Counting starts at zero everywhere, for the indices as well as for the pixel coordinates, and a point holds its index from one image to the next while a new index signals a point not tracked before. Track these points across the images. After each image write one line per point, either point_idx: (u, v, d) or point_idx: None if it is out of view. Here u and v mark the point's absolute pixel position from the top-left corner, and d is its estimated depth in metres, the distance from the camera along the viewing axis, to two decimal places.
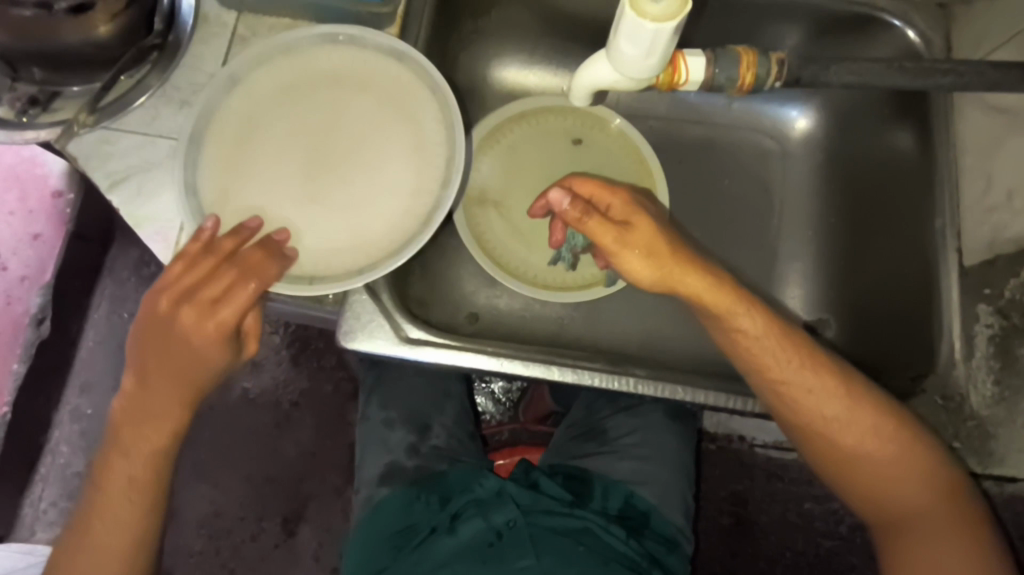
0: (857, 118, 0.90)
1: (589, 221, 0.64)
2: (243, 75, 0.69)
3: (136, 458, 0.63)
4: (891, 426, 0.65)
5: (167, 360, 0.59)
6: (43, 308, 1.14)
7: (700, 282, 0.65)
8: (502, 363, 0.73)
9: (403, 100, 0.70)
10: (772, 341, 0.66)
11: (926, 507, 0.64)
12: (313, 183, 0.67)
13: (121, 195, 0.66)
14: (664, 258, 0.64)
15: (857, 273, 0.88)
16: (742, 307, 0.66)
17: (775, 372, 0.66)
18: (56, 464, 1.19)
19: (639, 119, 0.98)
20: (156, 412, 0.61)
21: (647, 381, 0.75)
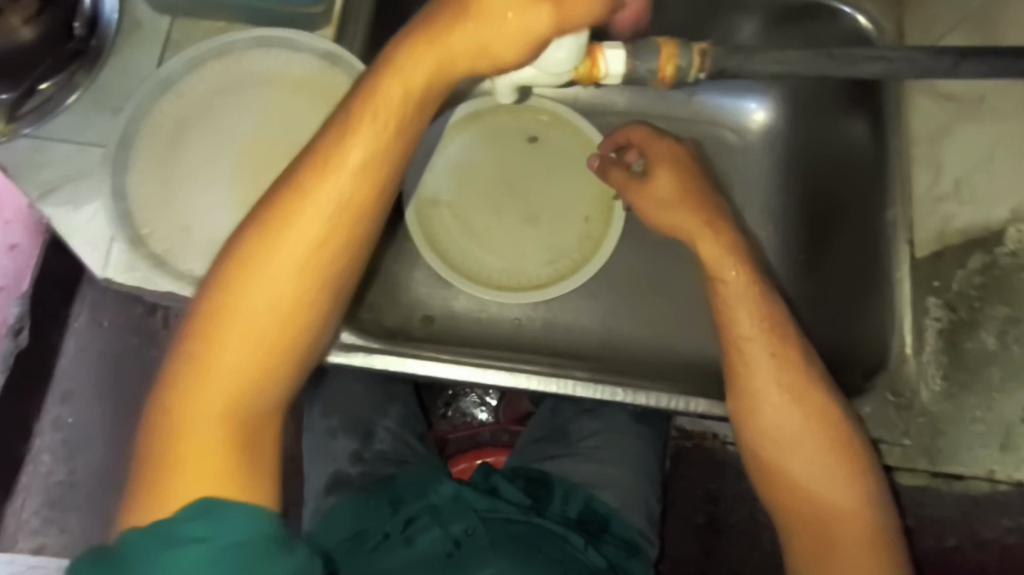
0: (815, 109, 0.88)
1: (615, 172, 0.81)
2: (176, 75, 0.67)
3: (279, 269, 0.55)
4: (838, 416, 0.65)
5: (376, 117, 0.55)
6: (20, 318, 1.10)
7: (702, 235, 0.73)
8: (434, 366, 0.73)
9: (334, 103, 0.69)
10: (742, 295, 0.70)
11: (843, 510, 0.64)
12: (243, 187, 0.67)
13: (53, 203, 0.65)
14: (674, 207, 0.75)
15: (817, 268, 0.86)
16: (729, 261, 0.71)
17: (743, 329, 0.68)
18: (38, 473, 1.14)
19: (598, 115, 0.97)
20: (312, 206, 0.55)
21: (586, 385, 0.75)
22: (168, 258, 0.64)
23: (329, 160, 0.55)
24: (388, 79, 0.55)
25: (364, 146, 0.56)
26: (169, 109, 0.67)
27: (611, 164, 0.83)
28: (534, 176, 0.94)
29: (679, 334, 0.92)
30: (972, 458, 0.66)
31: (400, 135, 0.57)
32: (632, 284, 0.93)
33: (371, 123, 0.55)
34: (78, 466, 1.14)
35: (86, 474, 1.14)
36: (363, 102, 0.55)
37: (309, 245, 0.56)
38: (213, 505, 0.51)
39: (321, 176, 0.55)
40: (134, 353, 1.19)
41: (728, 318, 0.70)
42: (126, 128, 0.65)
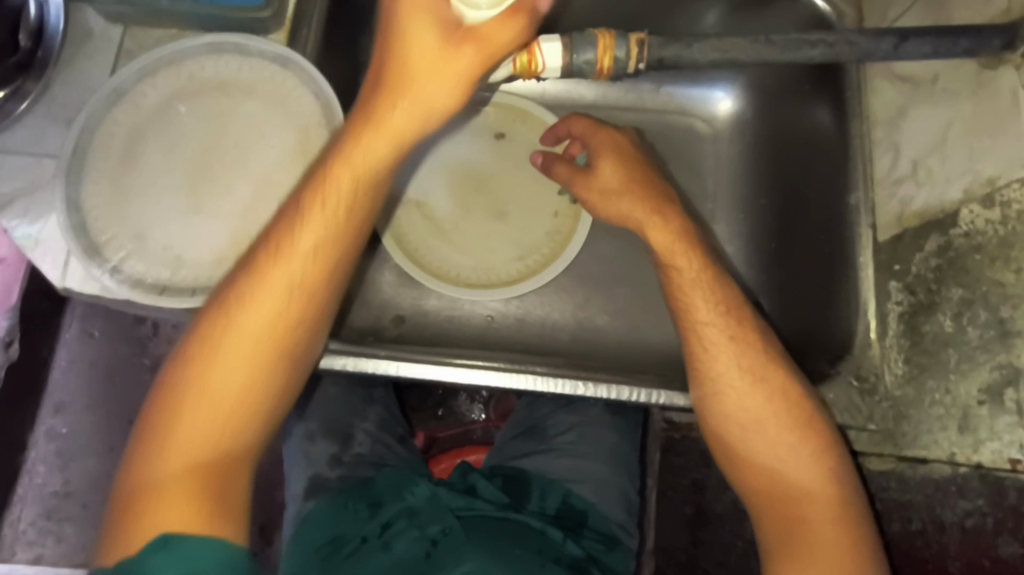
0: (780, 96, 0.87)
1: (557, 167, 0.82)
2: (126, 84, 0.67)
3: (236, 343, 0.57)
4: (799, 400, 0.65)
5: (327, 202, 0.58)
6: (11, 332, 0.98)
7: (650, 217, 0.73)
8: (395, 367, 0.74)
9: (287, 106, 0.69)
10: (696, 280, 0.70)
11: (811, 493, 0.62)
12: (197, 195, 0.67)
13: (9, 216, 0.65)
14: (619, 194, 0.75)
15: (784, 256, 0.86)
16: (680, 249, 0.71)
17: (701, 314, 0.68)
18: (33, 484, 1.15)
19: (565, 109, 0.96)
20: (281, 257, 0.58)
21: (545, 378, 0.75)
22: (121, 264, 0.64)
23: (281, 246, 0.58)
24: (333, 170, 0.58)
25: (317, 227, 0.59)
26: (121, 116, 0.67)
27: (555, 159, 0.83)
28: (502, 172, 0.94)
29: (652, 326, 0.91)
30: (934, 440, 0.62)
31: (351, 220, 0.60)
32: (604, 278, 0.93)
33: (323, 209, 0.58)
34: (73, 476, 1.16)
35: (80, 484, 1.16)
36: (313, 190, 0.58)
37: (266, 317, 0.58)
38: (172, 541, 0.51)
39: (275, 261, 0.58)
40: (126, 362, 1.20)
41: (687, 306, 0.69)
42: (79, 140, 0.65)
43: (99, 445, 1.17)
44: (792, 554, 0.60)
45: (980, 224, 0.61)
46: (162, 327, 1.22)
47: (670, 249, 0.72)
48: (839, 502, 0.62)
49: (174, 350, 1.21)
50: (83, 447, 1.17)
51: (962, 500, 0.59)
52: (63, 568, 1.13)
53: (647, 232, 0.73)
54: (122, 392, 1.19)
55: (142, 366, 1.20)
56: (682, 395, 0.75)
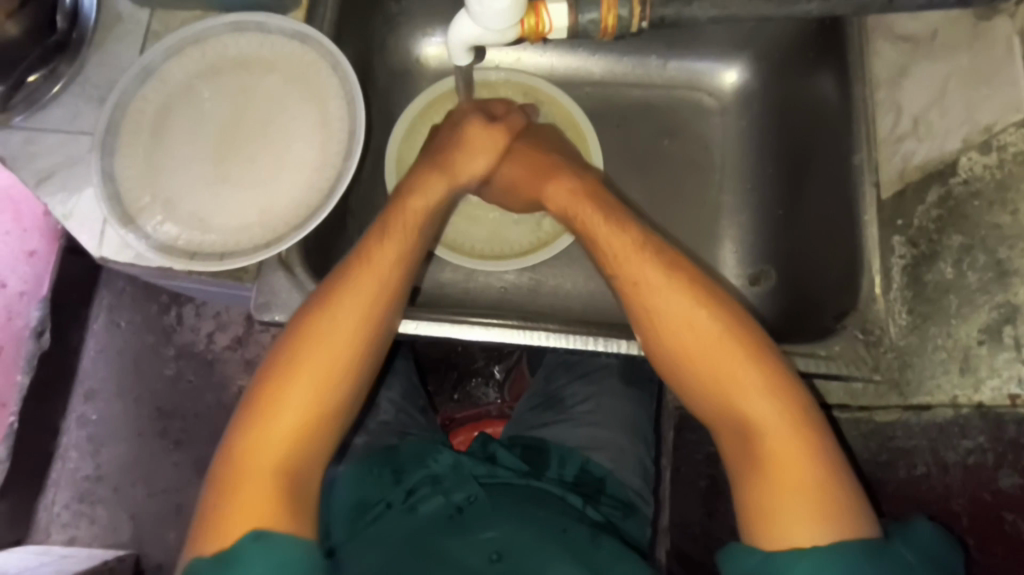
0: (787, 65, 0.89)
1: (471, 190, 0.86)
2: (156, 62, 0.71)
3: (332, 338, 0.64)
4: (719, 315, 0.65)
5: (404, 225, 0.71)
6: (42, 321, 1.15)
7: (559, 189, 0.78)
8: (416, 326, 0.78)
9: (306, 81, 0.73)
10: (607, 229, 0.72)
11: (755, 407, 0.61)
12: (223, 166, 0.70)
13: (49, 191, 0.70)
14: (530, 185, 0.81)
15: (792, 224, 0.87)
16: (595, 212, 0.74)
17: (614, 250, 0.71)
18: (67, 469, 1.20)
19: (575, 87, 0.99)
20: (372, 266, 0.67)
21: (558, 334, 0.79)
22: (157, 233, 0.68)
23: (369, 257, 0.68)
24: (407, 206, 0.74)
25: (396, 244, 0.69)
26: (151, 93, 0.71)
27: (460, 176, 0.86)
28: None
29: None
30: (936, 385, 0.64)
31: (416, 243, 0.71)
32: None
33: (398, 229, 0.71)
34: (104, 460, 1.20)
35: (110, 468, 1.20)
36: (393, 218, 0.72)
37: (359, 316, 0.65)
38: (262, 535, 0.55)
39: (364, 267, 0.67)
40: (151, 352, 1.24)
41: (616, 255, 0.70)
42: (112, 117, 0.69)
43: (127, 431, 1.21)
44: (757, 476, 0.58)
45: (978, 170, 0.63)
46: (186, 315, 1.26)
47: (571, 214, 0.76)
48: (785, 416, 0.60)
49: (198, 338, 1.25)
50: (112, 432, 1.21)
51: (964, 439, 0.60)
52: (97, 548, 1.17)
53: (546, 201, 0.79)
54: (149, 378, 1.23)
55: (167, 354, 1.24)
56: None
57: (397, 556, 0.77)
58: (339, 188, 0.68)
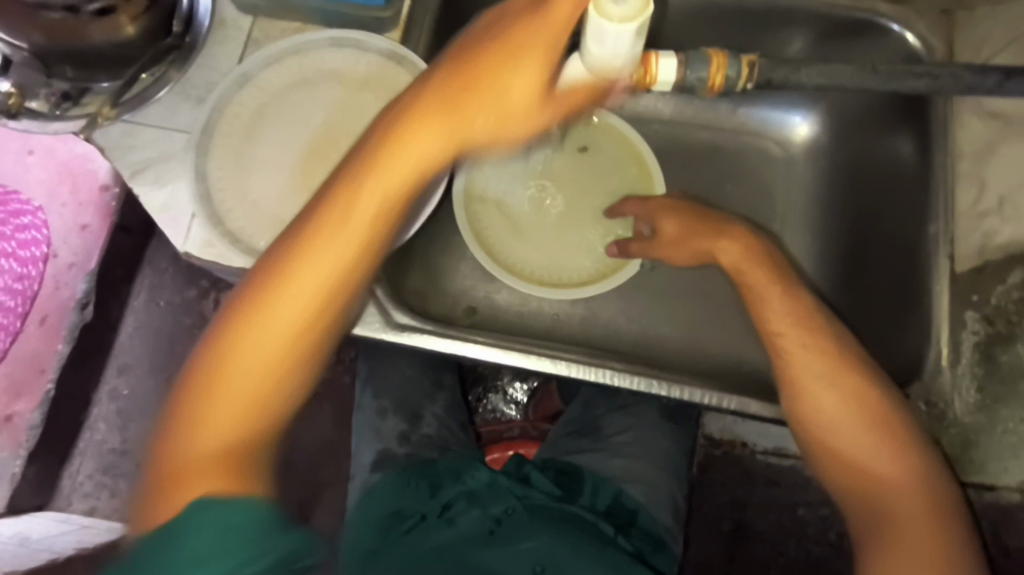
0: (860, 126, 0.90)
1: (631, 247, 0.90)
2: (254, 69, 0.74)
3: (283, 309, 0.56)
4: (870, 394, 0.69)
5: (388, 166, 0.57)
6: (88, 293, 1.08)
7: (717, 240, 0.82)
8: (485, 353, 0.77)
9: (398, 101, 0.74)
10: (782, 299, 0.75)
11: (898, 490, 0.65)
12: (310, 176, 0.72)
13: (142, 183, 0.72)
14: (687, 237, 0.85)
15: (852, 282, 0.88)
16: (775, 288, 0.76)
17: (774, 325, 0.74)
18: (92, 439, 1.17)
19: (642, 122, 1.00)
20: (338, 217, 0.57)
21: (624, 374, 0.79)
22: (242, 236, 0.70)
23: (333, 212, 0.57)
24: (397, 138, 0.57)
25: (375, 192, 0.57)
26: (247, 98, 0.73)
27: (625, 240, 0.91)
28: (580, 182, 0.98)
29: (713, 342, 0.94)
30: (1003, 468, 0.72)
31: (402, 192, 0.58)
32: (674, 289, 0.96)
33: (382, 167, 0.57)
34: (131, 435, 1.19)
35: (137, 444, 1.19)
36: (374, 152, 0.58)
37: (313, 290, 0.56)
38: (205, 510, 0.50)
39: (329, 224, 0.57)
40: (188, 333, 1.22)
41: (772, 331, 0.74)
42: (210, 119, 0.72)
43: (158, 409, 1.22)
44: (884, 542, 0.63)
45: None
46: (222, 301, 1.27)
47: (738, 269, 0.80)
48: (923, 506, 0.65)
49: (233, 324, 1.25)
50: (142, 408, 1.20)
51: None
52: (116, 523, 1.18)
53: (717, 254, 0.82)
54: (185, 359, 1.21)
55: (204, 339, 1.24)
56: (752, 401, 0.78)
57: (435, 562, 0.79)
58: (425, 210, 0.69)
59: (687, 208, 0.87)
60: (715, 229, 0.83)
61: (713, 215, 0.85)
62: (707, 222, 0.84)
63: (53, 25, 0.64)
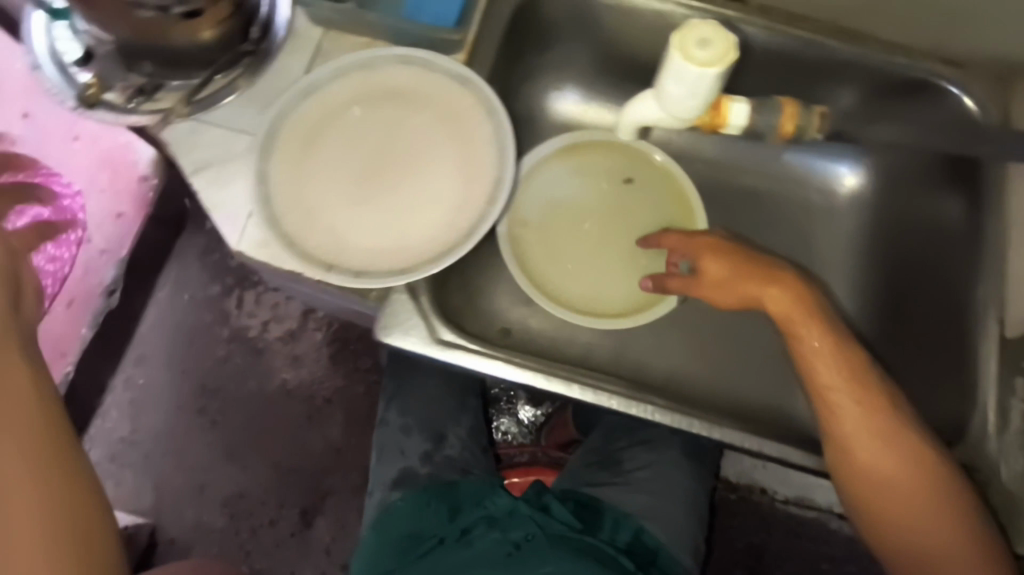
0: (907, 182, 0.90)
1: (668, 284, 0.85)
2: (321, 80, 0.74)
3: None
4: (923, 457, 0.69)
5: None
6: (116, 281, 1.23)
7: (767, 288, 0.77)
8: (525, 375, 0.73)
9: (459, 121, 0.75)
10: (828, 351, 0.73)
11: (953, 551, 0.67)
12: (368, 189, 0.73)
13: (203, 180, 0.73)
14: (735, 282, 0.79)
15: (896, 342, 0.89)
16: (812, 329, 0.74)
17: (824, 379, 0.73)
18: (104, 427, 1.34)
19: (687, 161, 1.01)
20: None
21: (664, 410, 0.75)
22: (298, 240, 0.70)
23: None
24: None
25: None
26: (311, 107, 0.74)
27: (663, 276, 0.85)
28: (622, 214, 0.98)
29: (744, 385, 0.94)
30: None
31: None
32: (709, 329, 0.96)
33: None
34: (141, 425, 1.35)
35: (145, 434, 1.34)
36: None
37: None
38: None
39: None
40: (206, 329, 1.38)
41: (822, 385, 0.73)
42: (276, 123, 0.73)
43: (169, 403, 1.36)
44: None
45: None
46: (245, 300, 1.39)
47: (788, 321, 0.76)
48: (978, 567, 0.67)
49: (253, 325, 1.39)
50: (153, 400, 1.35)
51: None
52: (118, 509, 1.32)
53: (766, 302, 0.78)
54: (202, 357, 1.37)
55: (220, 336, 1.38)
56: (796, 451, 0.76)
57: None
58: (479, 230, 0.69)
59: (733, 249, 0.81)
60: (766, 277, 0.78)
61: (762, 260, 0.80)
62: (757, 267, 0.79)
63: (142, 22, 0.63)
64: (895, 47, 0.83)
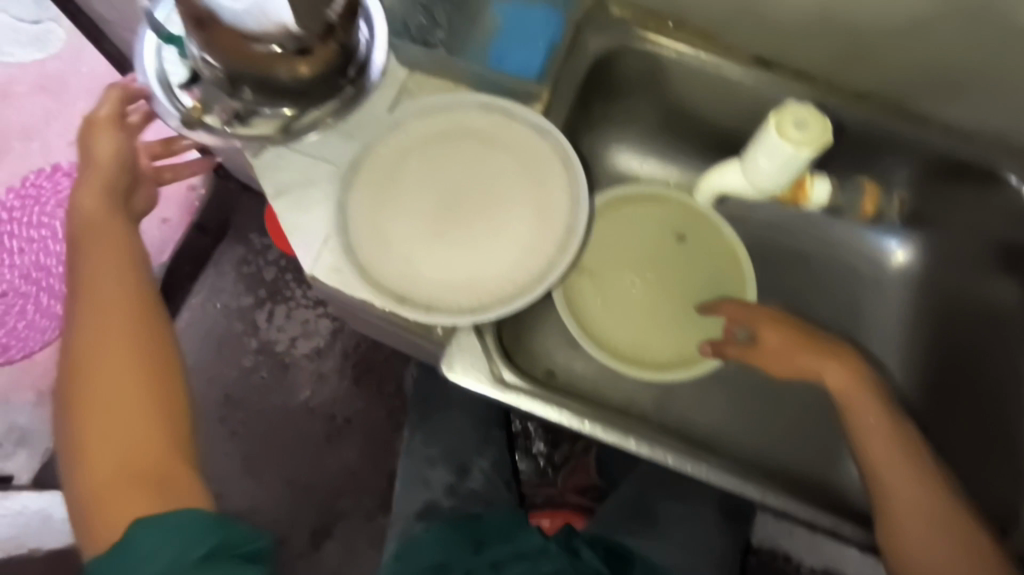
0: (958, 264, 0.92)
1: (727, 350, 0.89)
2: (404, 118, 0.78)
3: (114, 271, 0.71)
4: (976, 543, 0.70)
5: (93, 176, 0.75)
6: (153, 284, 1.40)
7: (824, 363, 0.82)
8: (582, 424, 0.73)
9: (535, 170, 0.77)
10: (886, 430, 0.77)
11: None
12: (442, 226, 0.76)
13: (284, 203, 0.76)
14: (796, 354, 0.84)
15: (937, 420, 0.92)
16: (869, 405, 0.79)
17: (880, 455, 0.76)
18: None
19: (738, 221, 1.03)
20: (90, 206, 0.73)
21: (721, 472, 0.74)
22: (373, 270, 0.73)
23: (82, 233, 0.73)
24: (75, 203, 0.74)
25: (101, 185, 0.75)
26: (394, 143, 0.77)
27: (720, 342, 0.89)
28: (675, 271, 1.00)
29: (785, 450, 0.95)
30: None
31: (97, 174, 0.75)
32: (750, 391, 0.98)
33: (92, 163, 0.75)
34: None
35: None
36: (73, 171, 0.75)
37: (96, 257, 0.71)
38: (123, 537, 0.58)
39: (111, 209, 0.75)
40: (236, 339, 1.40)
41: (877, 464, 0.76)
42: (360, 157, 0.76)
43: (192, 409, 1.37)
44: None
45: None
46: (276, 314, 1.41)
47: (843, 397, 0.81)
48: None
49: (281, 339, 1.41)
50: None
51: None
52: None
53: (824, 376, 0.82)
54: (227, 365, 1.39)
55: (249, 346, 1.40)
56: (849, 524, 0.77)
57: None
58: (551, 277, 0.71)
59: (791, 323, 0.87)
60: (828, 352, 0.83)
61: (817, 334, 0.85)
62: (818, 342, 0.84)
63: (258, 56, 0.64)
64: (959, 132, 0.84)
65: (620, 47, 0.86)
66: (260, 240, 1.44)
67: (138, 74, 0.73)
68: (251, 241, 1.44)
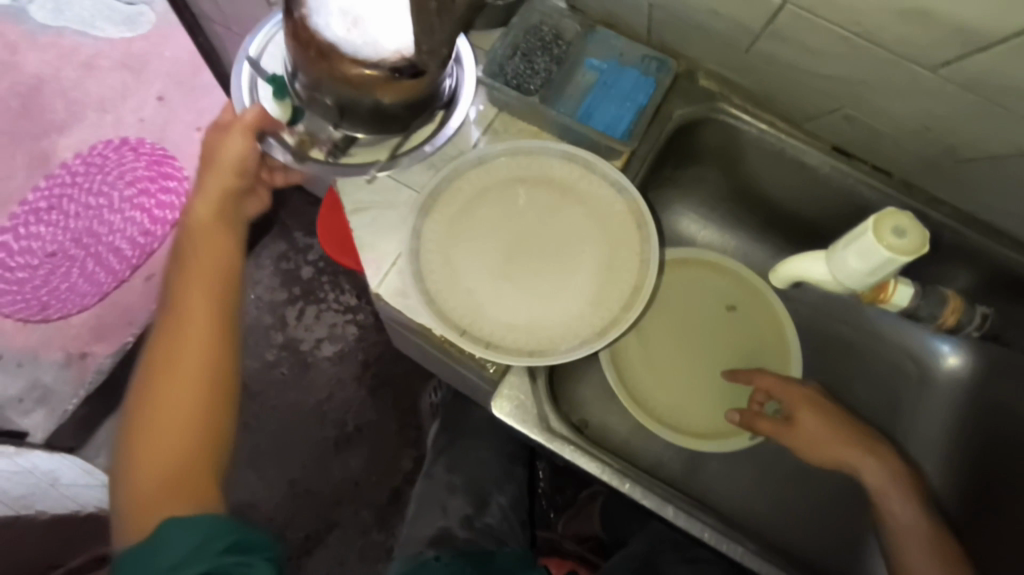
0: (1009, 378, 0.90)
1: (759, 424, 0.85)
2: (489, 154, 0.80)
3: (201, 293, 0.68)
4: None
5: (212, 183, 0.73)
6: None
7: (863, 458, 0.81)
8: (623, 484, 0.73)
9: (609, 226, 0.79)
10: (925, 540, 0.76)
11: None
12: (509, 266, 0.77)
13: (359, 220, 0.78)
14: (837, 445, 0.82)
15: (975, 535, 0.89)
16: (906, 503, 0.79)
17: (916, 562, 0.75)
18: None
19: (788, 301, 1.03)
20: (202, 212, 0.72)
21: (757, 558, 0.73)
22: (437, 298, 0.74)
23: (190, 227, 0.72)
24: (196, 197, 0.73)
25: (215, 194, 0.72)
26: (476, 179, 0.80)
27: (753, 415, 0.86)
28: (721, 339, 1.00)
29: (811, 540, 0.93)
30: None
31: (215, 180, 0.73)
32: (781, 472, 0.96)
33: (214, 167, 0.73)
34: None
35: None
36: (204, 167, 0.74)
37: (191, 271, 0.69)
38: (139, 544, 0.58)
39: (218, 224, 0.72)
40: (264, 331, 1.42)
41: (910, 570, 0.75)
42: (440, 186, 0.78)
43: None
44: None
45: None
46: (306, 313, 1.43)
47: (881, 497, 0.80)
48: None
49: (307, 338, 1.42)
50: None
51: None
52: None
53: (861, 474, 0.81)
54: (249, 354, 1.40)
55: (275, 340, 1.41)
56: None
57: None
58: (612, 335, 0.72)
59: (827, 408, 0.85)
60: (868, 450, 0.82)
61: (851, 421, 0.84)
62: (861, 435, 0.83)
63: (358, 81, 0.64)
64: None
65: (706, 117, 0.88)
66: (303, 239, 1.47)
67: (236, 104, 0.78)
68: (294, 239, 1.47)
